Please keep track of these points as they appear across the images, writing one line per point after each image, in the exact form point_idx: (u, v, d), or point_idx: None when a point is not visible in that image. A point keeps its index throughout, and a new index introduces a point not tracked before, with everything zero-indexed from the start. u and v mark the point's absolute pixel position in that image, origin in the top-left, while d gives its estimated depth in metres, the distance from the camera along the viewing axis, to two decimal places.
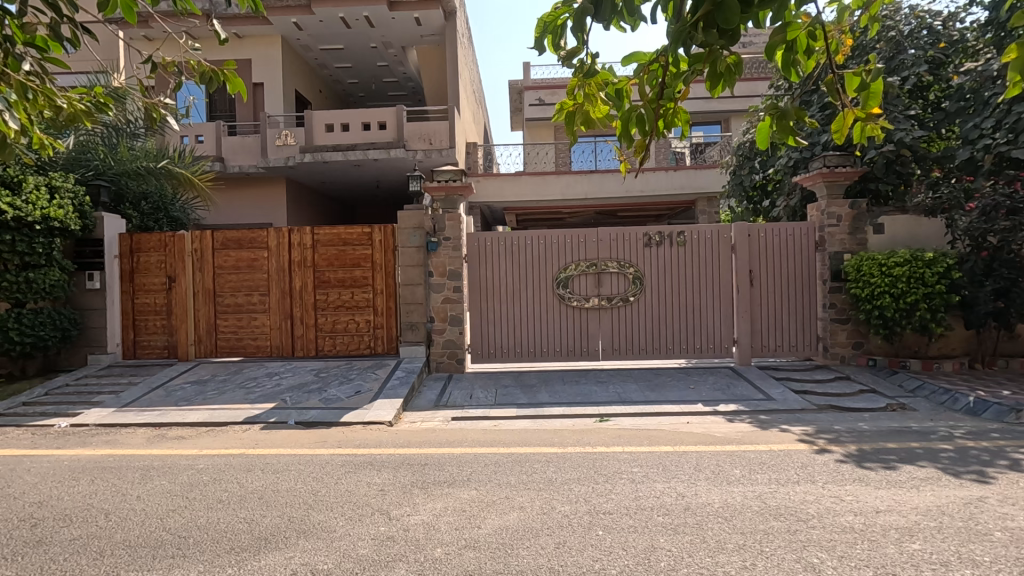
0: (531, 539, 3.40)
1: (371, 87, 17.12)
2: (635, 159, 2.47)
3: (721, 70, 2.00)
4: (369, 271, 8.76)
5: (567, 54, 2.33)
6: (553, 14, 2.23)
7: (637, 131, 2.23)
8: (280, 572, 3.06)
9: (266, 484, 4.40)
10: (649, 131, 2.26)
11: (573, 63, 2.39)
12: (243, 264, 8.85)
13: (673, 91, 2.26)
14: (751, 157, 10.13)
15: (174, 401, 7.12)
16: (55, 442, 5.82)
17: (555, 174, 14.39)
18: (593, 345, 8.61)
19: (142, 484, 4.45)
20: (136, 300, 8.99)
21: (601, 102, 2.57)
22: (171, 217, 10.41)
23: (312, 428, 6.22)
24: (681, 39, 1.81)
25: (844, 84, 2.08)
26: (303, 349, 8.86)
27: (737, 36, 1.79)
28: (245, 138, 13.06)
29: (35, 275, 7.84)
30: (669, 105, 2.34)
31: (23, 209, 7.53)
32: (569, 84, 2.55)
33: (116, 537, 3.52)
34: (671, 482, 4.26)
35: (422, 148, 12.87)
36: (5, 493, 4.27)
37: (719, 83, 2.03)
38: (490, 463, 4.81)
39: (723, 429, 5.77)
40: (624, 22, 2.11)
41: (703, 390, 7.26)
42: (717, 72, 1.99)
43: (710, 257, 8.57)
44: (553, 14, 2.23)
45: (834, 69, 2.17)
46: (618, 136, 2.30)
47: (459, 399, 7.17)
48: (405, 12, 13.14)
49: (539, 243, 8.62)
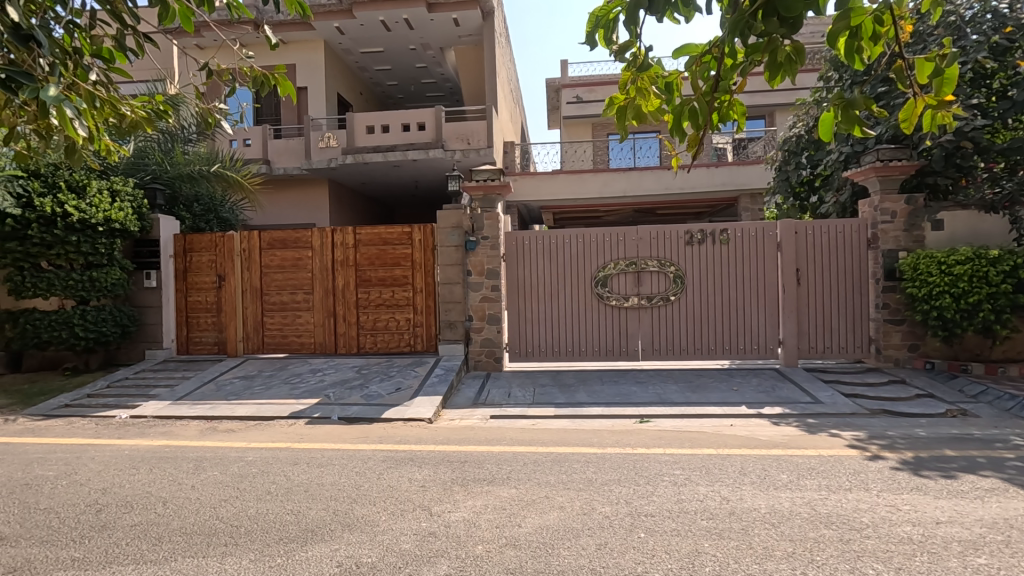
0: (572, 539, 3.38)
1: (410, 89, 17.35)
2: (688, 154, 2.41)
3: (781, 60, 1.89)
4: (409, 271, 8.89)
5: (619, 48, 2.30)
6: (606, 8, 2.19)
7: (688, 124, 2.20)
8: (326, 563, 3.14)
9: (311, 477, 4.52)
10: (703, 124, 2.23)
11: (626, 56, 2.36)
12: (288, 263, 9.12)
13: (729, 83, 2.16)
14: (798, 152, 9.80)
15: (224, 395, 7.40)
16: (116, 432, 6.15)
17: (592, 172, 14.27)
18: (633, 344, 8.50)
19: (196, 474, 4.64)
20: (188, 298, 9.37)
21: (654, 96, 2.53)
22: (220, 219, 10.87)
23: (354, 423, 6.36)
24: (739, 28, 1.77)
25: (916, 72, 1.97)
26: (345, 346, 9.06)
27: (800, 24, 1.71)
28: (290, 142, 13.47)
29: (98, 275, 8.29)
30: (724, 98, 2.29)
31: (87, 211, 7.98)
32: (621, 78, 2.52)
33: (173, 524, 3.68)
34: (715, 485, 4.16)
35: (461, 147, 12.98)
36: (73, 479, 4.54)
37: (779, 73, 1.91)
38: (530, 462, 4.80)
39: (768, 433, 5.60)
40: (677, 14, 2.06)
41: (746, 393, 7.07)
42: (775, 61, 1.89)
43: (754, 256, 8.33)
44: (606, 8, 2.19)
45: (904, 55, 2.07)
46: (670, 129, 2.29)
47: (498, 398, 7.19)
48: (443, 13, 13.26)
49: (577, 242, 8.57)
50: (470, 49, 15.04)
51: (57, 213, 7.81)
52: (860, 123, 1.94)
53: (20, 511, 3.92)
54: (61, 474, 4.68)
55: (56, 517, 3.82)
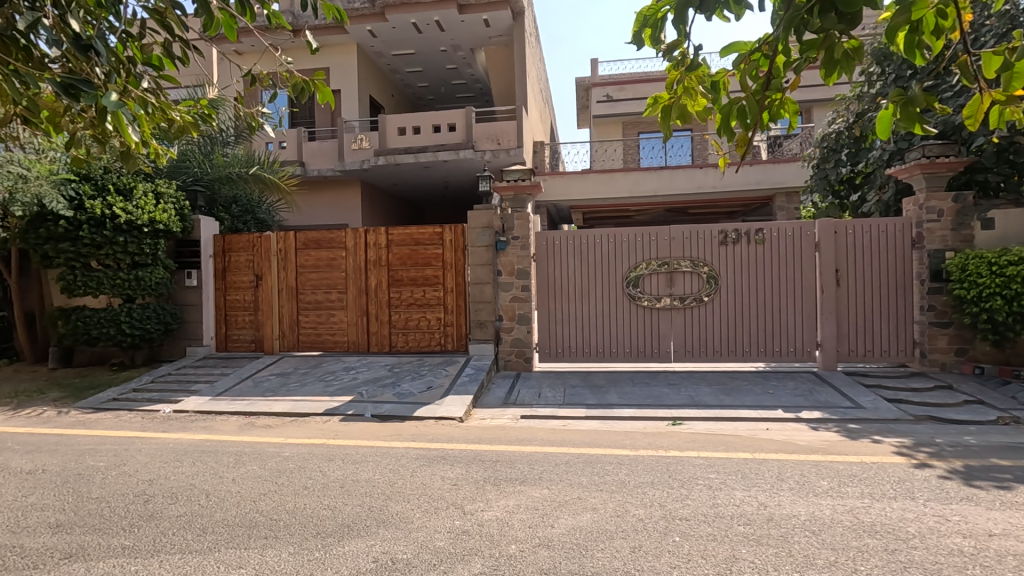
0: (605, 541, 3.36)
1: (440, 90, 17.50)
2: (736, 155, 2.42)
3: (838, 57, 1.89)
4: (440, 270, 8.98)
5: (667, 46, 2.28)
6: (654, 6, 2.17)
7: (738, 124, 2.19)
8: (363, 558, 3.20)
9: (347, 473, 4.61)
10: (752, 124, 2.22)
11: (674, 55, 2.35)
12: (323, 263, 9.31)
13: (781, 81, 2.19)
14: (837, 149, 9.52)
15: (262, 391, 7.59)
16: (160, 426, 6.38)
17: (623, 171, 14.14)
18: (665, 345, 8.39)
19: (236, 468, 4.78)
20: (226, 297, 9.64)
21: (700, 95, 2.53)
22: (257, 219, 11.09)
23: (387, 421, 6.45)
24: (794, 26, 1.75)
25: (983, 66, 1.90)
26: (377, 345, 9.20)
27: (857, 20, 1.67)
28: (323, 144, 13.74)
29: (143, 274, 8.64)
30: (775, 96, 2.27)
31: (133, 213, 8.32)
32: (668, 78, 2.52)
33: (216, 516, 3.80)
34: (751, 491, 4.07)
35: (491, 148, 13.03)
36: (122, 470, 4.73)
37: (835, 71, 1.91)
38: (561, 463, 4.79)
39: (806, 438, 5.45)
40: (727, 11, 2.04)
41: (783, 396, 6.91)
42: (832, 59, 1.89)
43: (791, 256, 8.13)
44: (654, 7, 2.17)
45: (968, 50, 2.00)
46: (718, 130, 2.26)
47: (528, 398, 7.19)
48: (474, 14, 13.33)
49: (608, 242, 8.51)
50: (500, 50, 15.09)
51: (105, 215, 8.17)
52: (921, 120, 1.88)
53: (74, 499, 4.11)
54: (110, 465, 4.88)
55: (107, 506, 3.99)
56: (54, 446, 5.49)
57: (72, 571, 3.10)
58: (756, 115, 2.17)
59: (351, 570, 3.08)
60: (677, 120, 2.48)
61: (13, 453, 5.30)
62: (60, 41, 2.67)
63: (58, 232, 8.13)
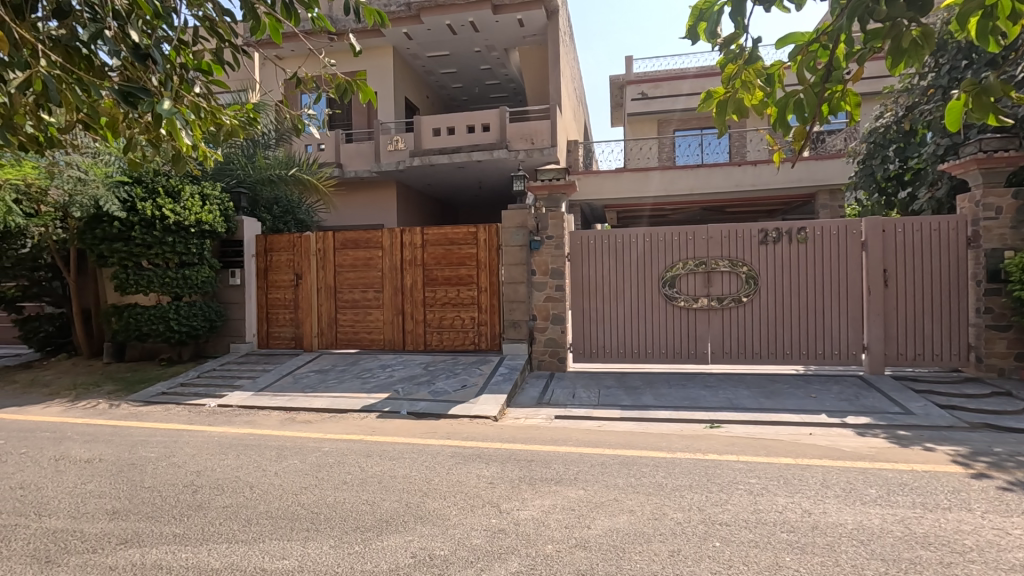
0: (643, 544, 3.32)
1: (474, 90, 17.60)
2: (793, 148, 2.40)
3: (906, 46, 1.83)
4: (474, 269, 9.03)
5: (723, 40, 2.26)
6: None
7: (795, 117, 2.12)
8: (401, 553, 3.25)
9: (384, 469, 4.69)
10: (809, 118, 2.14)
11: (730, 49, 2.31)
12: (360, 263, 9.48)
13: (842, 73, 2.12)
14: (885, 144, 9.16)
15: (302, 387, 7.80)
16: (207, 419, 6.62)
17: (658, 169, 13.93)
18: (702, 347, 8.23)
19: (278, 461, 4.92)
20: (268, 296, 9.92)
21: (757, 89, 2.50)
22: (297, 220, 11.31)
23: (422, 418, 6.53)
24: (859, 15, 1.72)
25: None
26: (412, 343, 9.32)
27: (929, 6, 1.63)
28: (360, 146, 14.00)
29: (191, 273, 8.97)
30: (836, 88, 2.22)
31: (181, 214, 8.65)
32: (724, 73, 2.48)
33: (260, 508, 3.92)
34: (795, 497, 3.95)
35: (524, 147, 13.04)
36: (172, 461, 4.93)
37: (902, 61, 1.85)
38: (597, 464, 4.75)
39: (852, 443, 5.27)
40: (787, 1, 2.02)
41: (826, 400, 6.69)
42: (900, 48, 1.83)
43: (835, 256, 7.87)
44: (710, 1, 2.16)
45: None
46: (773, 124, 2.20)
47: (562, 398, 7.16)
48: (508, 14, 13.36)
49: (644, 242, 8.41)
50: (534, 49, 15.08)
51: (156, 215, 8.53)
52: (997, 111, 1.79)
53: (128, 488, 4.30)
54: (161, 456, 5.09)
55: (158, 495, 4.16)
56: (110, 437, 5.76)
57: (128, 556, 3.24)
58: (814, 108, 2.07)
59: (390, 564, 3.12)
60: (734, 114, 2.41)
61: (72, 442, 5.59)
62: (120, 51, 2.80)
63: (113, 233, 8.54)
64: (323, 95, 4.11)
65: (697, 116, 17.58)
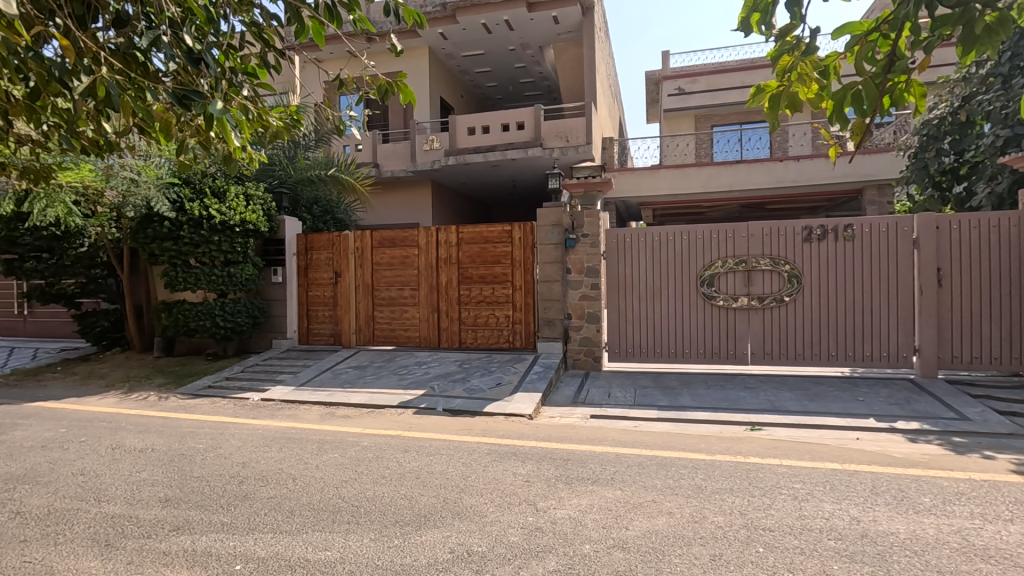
0: (683, 547, 3.26)
1: (508, 89, 17.63)
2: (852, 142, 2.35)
3: (978, 33, 1.78)
4: (509, 268, 9.04)
5: (779, 33, 2.22)
6: None
7: (855, 110, 2.08)
8: (440, 548, 3.28)
9: (421, 465, 4.74)
10: (870, 110, 2.10)
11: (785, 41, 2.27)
12: (397, 261, 9.63)
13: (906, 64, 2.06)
14: (939, 136, 8.74)
15: (340, 383, 7.98)
16: (251, 412, 6.84)
17: (696, 166, 13.65)
18: (741, 347, 8.04)
19: (319, 455, 5.04)
20: (308, 293, 10.18)
21: (812, 82, 2.44)
22: (336, 219, 11.55)
23: (458, 415, 6.58)
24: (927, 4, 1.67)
25: None
26: (447, 341, 9.41)
27: None
28: (396, 146, 14.21)
29: (236, 270, 9.26)
30: (899, 80, 2.16)
31: (227, 214, 8.95)
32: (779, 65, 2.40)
33: (303, 499, 4.02)
34: (842, 503, 3.82)
35: (559, 145, 12.99)
36: (220, 452, 5.12)
37: (974, 48, 1.81)
38: (635, 465, 4.69)
39: (902, 449, 5.06)
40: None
41: (874, 404, 6.44)
42: (972, 35, 1.79)
43: (884, 254, 7.56)
44: None
45: None
46: (831, 118, 2.16)
47: (597, 397, 7.11)
48: (544, 11, 13.33)
49: (682, 239, 8.26)
50: (569, 46, 15.00)
51: (203, 215, 8.86)
52: None
53: (179, 477, 4.48)
54: (209, 448, 5.29)
55: (207, 485, 4.32)
56: (161, 428, 6.01)
57: (180, 542, 3.38)
58: (874, 103, 2.10)
59: (429, 559, 3.16)
60: (787, 108, 2.42)
61: (127, 432, 5.86)
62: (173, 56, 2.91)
63: (163, 232, 8.89)
64: (364, 95, 4.20)
65: (736, 110, 17.15)
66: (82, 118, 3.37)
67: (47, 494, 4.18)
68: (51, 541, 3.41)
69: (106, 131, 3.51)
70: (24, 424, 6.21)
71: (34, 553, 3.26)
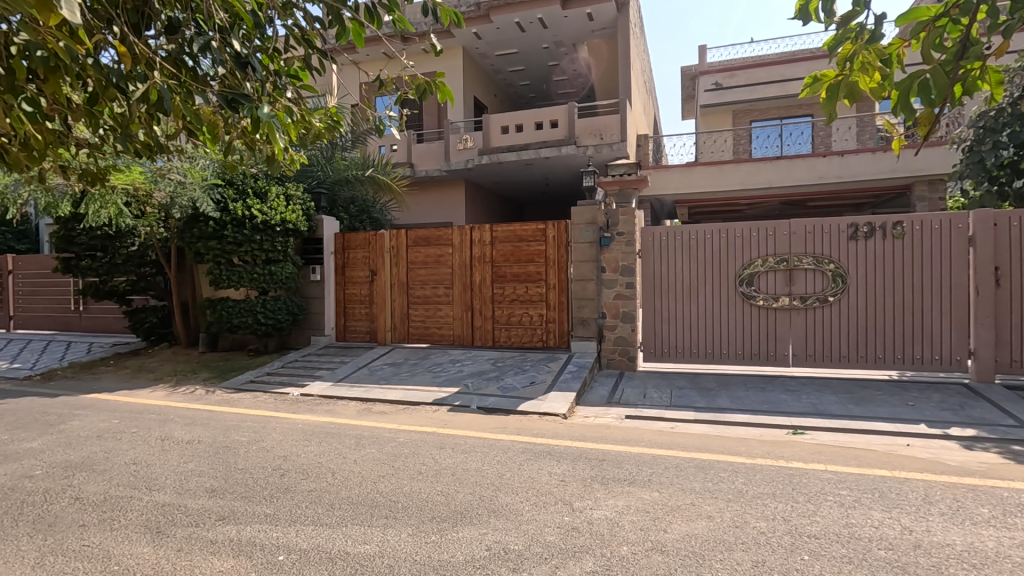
0: (724, 552, 3.18)
1: (542, 87, 17.57)
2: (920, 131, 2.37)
3: None
4: (542, 266, 9.02)
5: (842, 20, 2.18)
6: None
7: (922, 98, 2.02)
8: (476, 545, 3.29)
9: (457, 462, 4.77)
10: (938, 99, 2.03)
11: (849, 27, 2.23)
12: (431, 260, 9.72)
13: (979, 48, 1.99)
14: (997, 128, 8.33)
15: (376, 379, 8.11)
16: (291, 407, 7.02)
17: (734, 162, 13.33)
18: (782, 348, 7.82)
19: (357, 450, 5.13)
20: (345, 291, 10.37)
21: (876, 71, 2.42)
22: (372, 218, 11.74)
23: (492, 413, 6.60)
24: None
25: None
26: (481, 339, 9.44)
27: None
28: (430, 145, 14.35)
29: (276, 269, 9.52)
30: (972, 66, 2.08)
31: (268, 213, 9.21)
32: (842, 54, 2.38)
33: (342, 493, 4.10)
34: (892, 512, 3.66)
35: (593, 143, 12.87)
36: (262, 445, 5.27)
37: None
38: (672, 467, 4.61)
39: (957, 457, 4.82)
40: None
41: (926, 409, 6.16)
42: None
43: (936, 252, 7.23)
44: None
45: None
46: (895, 106, 2.11)
47: (632, 398, 7.01)
48: (578, 8, 13.24)
49: (720, 238, 8.08)
50: (603, 43, 14.85)
51: (245, 215, 9.15)
52: None
53: (224, 468, 4.63)
54: (252, 440, 5.45)
55: (251, 476, 4.45)
56: (207, 421, 6.23)
57: (226, 532, 3.49)
58: (943, 92, 1.99)
59: (466, 555, 3.18)
60: (846, 98, 2.37)
61: (175, 424, 6.09)
62: (221, 60, 3.01)
63: (208, 231, 9.22)
64: (404, 96, 4.24)
65: (777, 105, 16.66)
66: (136, 123, 3.50)
67: (102, 481, 4.39)
68: (107, 526, 3.58)
69: (157, 135, 3.64)
70: (80, 415, 6.54)
71: (91, 538, 3.42)
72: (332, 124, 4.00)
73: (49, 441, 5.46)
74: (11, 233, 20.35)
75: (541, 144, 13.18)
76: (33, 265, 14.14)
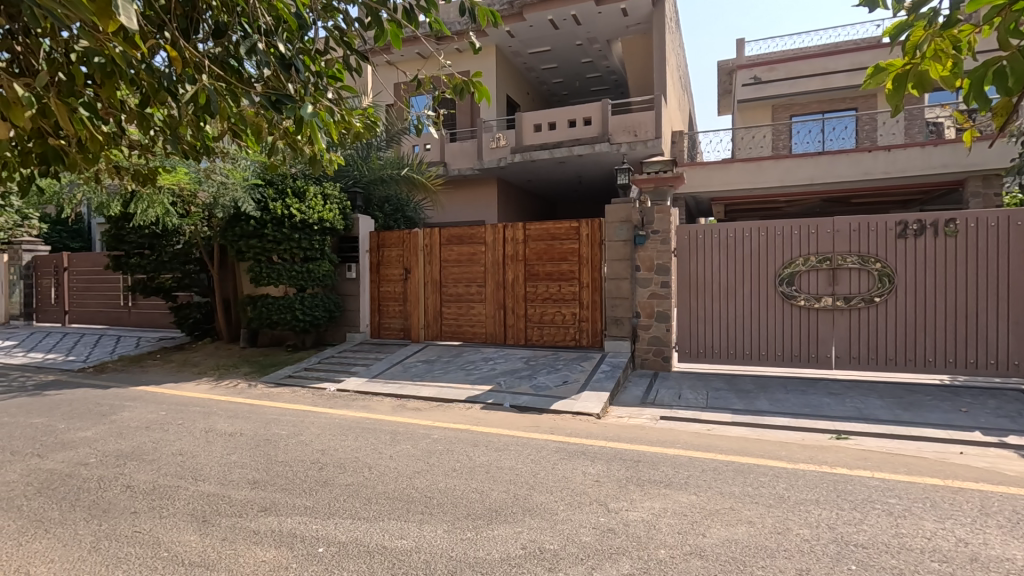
0: (766, 558, 3.10)
1: (574, 84, 17.45)
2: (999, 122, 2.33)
3: None
4: (576, 265, 8.97)
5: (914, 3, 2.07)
6: None
7: (999, 87, 1.91)
8: (512, 543, 3.29)
9: (491, 460, 4.79)
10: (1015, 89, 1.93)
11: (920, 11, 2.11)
12: (464, 258, 9.77)
13: None
14: None
15: (410, 376, 8.20)
16: (328, 402, 7.17)
17: (773, 158, 12.97)
18: (824, 350, 7.58)
19: (393, 446, 5.20)
20: (380, 289, 10.52)
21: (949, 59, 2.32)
22: (406, 217, 11.89)
23: (525, 412, 6.59)
24: None
25: None
26: (513, 337, 9.45)
27: None
28: (463, 144, 14.43)
29: (314, 266, 9.73)
30: None
31: (307, 212, 9.43)
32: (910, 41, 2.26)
33: (378, 488, 4.16)
34: (946, 523, 3.50)
35: (627, 140, 12.71)
36: (301, 439, 5.40)
37: None
38: (710, 470, 4.52)
39: (1016, 467, 4.58)
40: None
41: (980, 415, 5.88)
42: None
43: (992, 251, 6.89)
44: None
45: None
46: (970, 96, 1.97)
47: (667, 398, 6.90)
48: (613, 4, 13.08)
49: (759, 236, 7.88)
50: (638, 38, 14.65)
51: (285, 214, 9.40)
52: None
53: (265, 461, 4.76)
54: (291, 434, 5.58)
55: (291, 469, 4.56)
56: (248, 414, 6.42)
57: (268, 523, 3.58)
58: (1022, 78, 1.91)
59: (502, 553, 3.18)
60: (913, 86, 2.27)
61: (218, 417, 6.29)
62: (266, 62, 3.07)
63: (249, 230, 9.49)
64: (441, 95, 4.26)
65: (819, 98, 16.11)
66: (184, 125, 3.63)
67: (151, 470, 4.56)
68: (157, 514, 3.72)
69: (203, 136, 3.76)
70: (131, 406, 6.82)
71: (143, 525, 3.56)
72: (370, 125, 4.07)
73: (102, 431, 5.72)
74: (65, 232, 21.38)
75: (574, 141, 13.09)
76: (86, 263, 14.83)
